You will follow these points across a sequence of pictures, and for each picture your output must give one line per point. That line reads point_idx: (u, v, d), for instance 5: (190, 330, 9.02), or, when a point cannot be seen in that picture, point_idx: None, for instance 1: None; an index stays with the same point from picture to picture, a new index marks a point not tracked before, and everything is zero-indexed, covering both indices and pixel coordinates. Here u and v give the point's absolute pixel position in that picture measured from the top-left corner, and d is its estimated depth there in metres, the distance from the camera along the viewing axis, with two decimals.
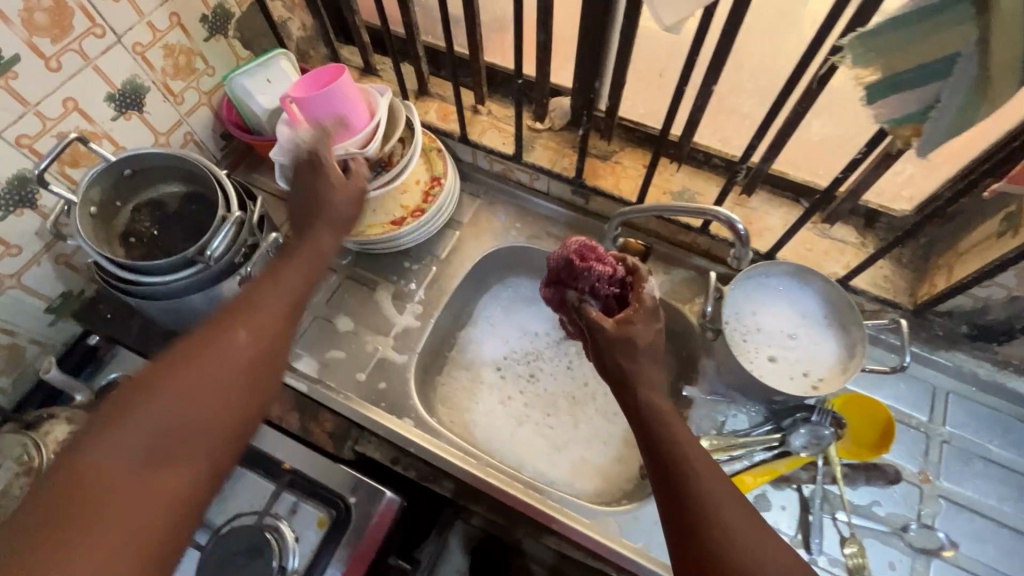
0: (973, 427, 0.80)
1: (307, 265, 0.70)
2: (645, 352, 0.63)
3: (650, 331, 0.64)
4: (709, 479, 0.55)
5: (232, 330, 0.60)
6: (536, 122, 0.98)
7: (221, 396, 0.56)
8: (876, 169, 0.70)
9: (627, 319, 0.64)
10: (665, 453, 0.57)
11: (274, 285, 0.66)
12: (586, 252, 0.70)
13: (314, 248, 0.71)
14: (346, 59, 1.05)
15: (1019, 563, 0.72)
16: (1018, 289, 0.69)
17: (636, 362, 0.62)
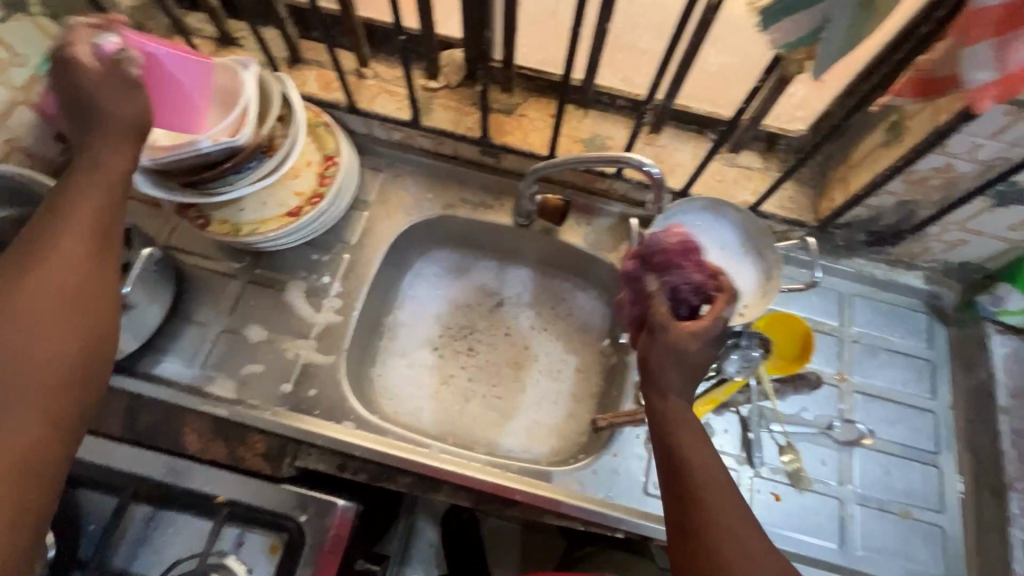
0: (877, 323, 0.87)
1: (84, 193, 0.50)
2: (691, 369, 0.55)
3: (701, 351, 0.56)
4: (713, 487, 0.51)
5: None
6: (430, 80, 0.90)
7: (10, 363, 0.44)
8: (775, 93, 0.70)
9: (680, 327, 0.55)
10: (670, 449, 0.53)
11: (40, 229, 0.48)
12: (688, 251, 0.64)
13: (89, 171, 0.51)
14: (196, 27, 0.90)
15: (923, 436, 0.81)
16: (905, 194, 0.75)
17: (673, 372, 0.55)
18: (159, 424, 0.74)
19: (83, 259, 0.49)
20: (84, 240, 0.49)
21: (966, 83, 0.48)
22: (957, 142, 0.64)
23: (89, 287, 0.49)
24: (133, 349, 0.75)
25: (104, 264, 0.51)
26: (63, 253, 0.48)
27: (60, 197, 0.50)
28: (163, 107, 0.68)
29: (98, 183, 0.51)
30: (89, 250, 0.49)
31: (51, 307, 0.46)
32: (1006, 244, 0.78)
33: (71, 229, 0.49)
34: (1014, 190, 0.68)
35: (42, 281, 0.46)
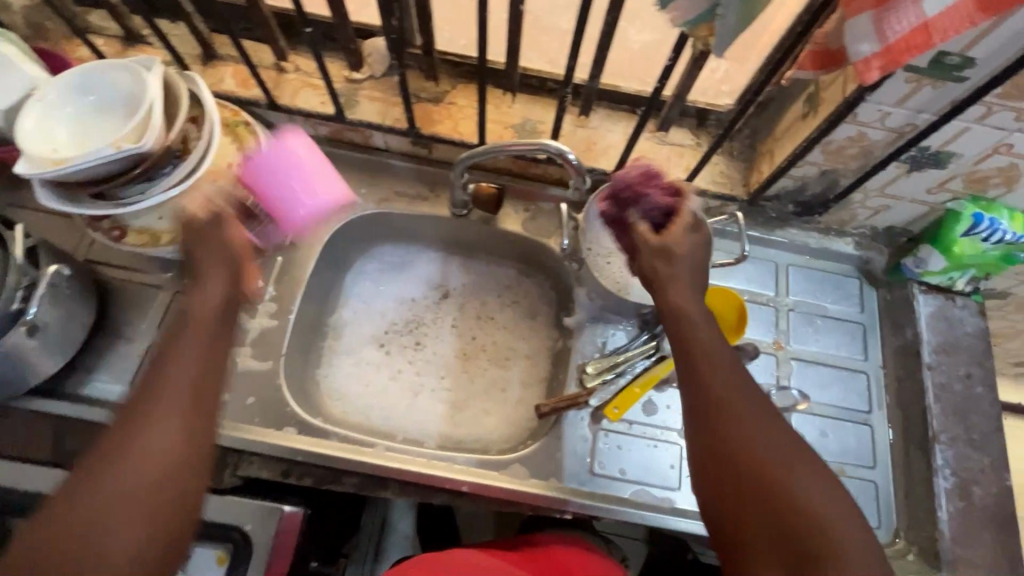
0: (811, 291, 0.89)
1: (186, 347, 0.55)
2: (690, 273, 0.64)
3: (694, 247, 0.65)
4: (745, 405, 0.56)
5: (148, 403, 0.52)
6: (353, 72, 0.87)
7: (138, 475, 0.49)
8: (692, 71, 0.70)
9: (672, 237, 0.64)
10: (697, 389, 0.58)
11: (148, 384, 0.53)
12: (650, 178, 0.68)
13: (199, 329, 0.57)
14: (99, 27, 0.85)
15: (857, 397, 0.84)
16: (825, 164, 0.76)
17: (673, 273, 0.63)
18: (88, 446, 0.72)
19: (183, 416, 0.52)
20: (192, 391, 0.53)
21: (851, 56, 0.50)
22: (865, 111, 0.65)
23: (191, 431, 0.52)
24: (55, 370, 0.72)
25: (207, 410, 0.54)
26: (165, 408, 0.52)
27: (169, 349, 0.55)
28: (265, 198, 0.81)
29: (200, 331, 0.56)
30: (185, 405, 0.53)
31: (159, 459, 0.50)
32: (926, 207, 0.80)
33: (177, 388, 0.53)
34: (925, 154, 0.69)
35: (148, 436, 0.50)
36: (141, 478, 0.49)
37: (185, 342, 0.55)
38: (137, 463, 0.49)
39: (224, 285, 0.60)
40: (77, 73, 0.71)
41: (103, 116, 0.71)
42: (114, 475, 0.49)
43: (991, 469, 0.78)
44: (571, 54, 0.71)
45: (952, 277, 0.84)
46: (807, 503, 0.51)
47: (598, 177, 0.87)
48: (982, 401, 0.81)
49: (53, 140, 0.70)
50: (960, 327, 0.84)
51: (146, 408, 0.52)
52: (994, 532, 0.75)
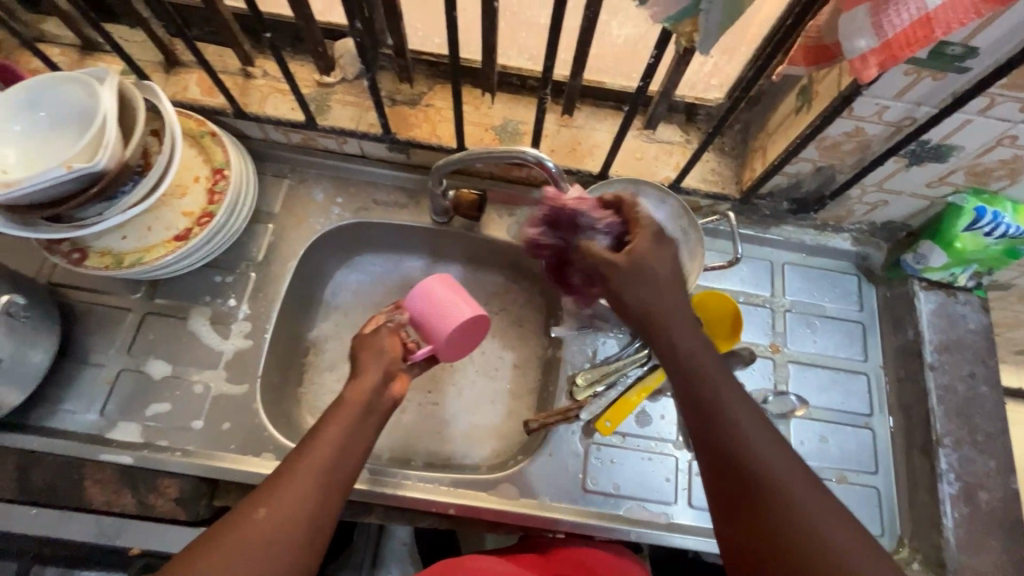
0: (808, 290, 0.86)
1: (333, 426, 0.56)
2: (669, 289, 0.59)
3: (661, 257, 0.59)
4: (775, 464, 0.51)
5: (295, 479, 0.53)
6: (323, 75, 0.83)
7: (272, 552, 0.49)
8: (679, 66, 0.66)
9: (643, 249, 0.59)
10: (718, 441, 0.53)
11: (295, 454, 0.55)
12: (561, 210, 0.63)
13: (346, 404, 0.58)
14: (53, 35, 0.81)
15: (857, 399, 0.81)
16: (820, 159, 0.72)
17: (647, 300, 0.58)
18: (54, 481, 0.69)
19: (315, 490, 0.53)
20: (328, 467, 0.54)
21: (848, 53, 0.45)
22: (861, 106, 0.62)
23: (319, 502, 0.53)
24: (18, 401, 0.69)
25: (340, 486, 0.54)
26: (304, 479, 0.53)
27: (321, 424, 0.57)
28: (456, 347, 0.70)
29: (349, 414, 0.58)
30: (320, 481, 0.53)
31: (287, 529, 0.50)
32: (926, 201, 0.76)
33: (317, 461, 0.54)
34: (925, 148, 0.66)
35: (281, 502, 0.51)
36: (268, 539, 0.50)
37: (335, 422, 0.57)
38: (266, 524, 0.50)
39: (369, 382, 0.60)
40: (24, 88, 0.66)
41: (55, 133, 0.67)
42: (245, 532, 0.50)
43: (997, 472, 0.75)
44: (550, 52, 0.66)
45: (954, 273, 0.81)
46: (820, 536, 0.49)
47: (584, 178, 0.83)
48: (987, 401, 0.78)
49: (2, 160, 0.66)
50: (962, 324, 0.81)
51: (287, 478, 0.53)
52: (1001, 538, 0.73)
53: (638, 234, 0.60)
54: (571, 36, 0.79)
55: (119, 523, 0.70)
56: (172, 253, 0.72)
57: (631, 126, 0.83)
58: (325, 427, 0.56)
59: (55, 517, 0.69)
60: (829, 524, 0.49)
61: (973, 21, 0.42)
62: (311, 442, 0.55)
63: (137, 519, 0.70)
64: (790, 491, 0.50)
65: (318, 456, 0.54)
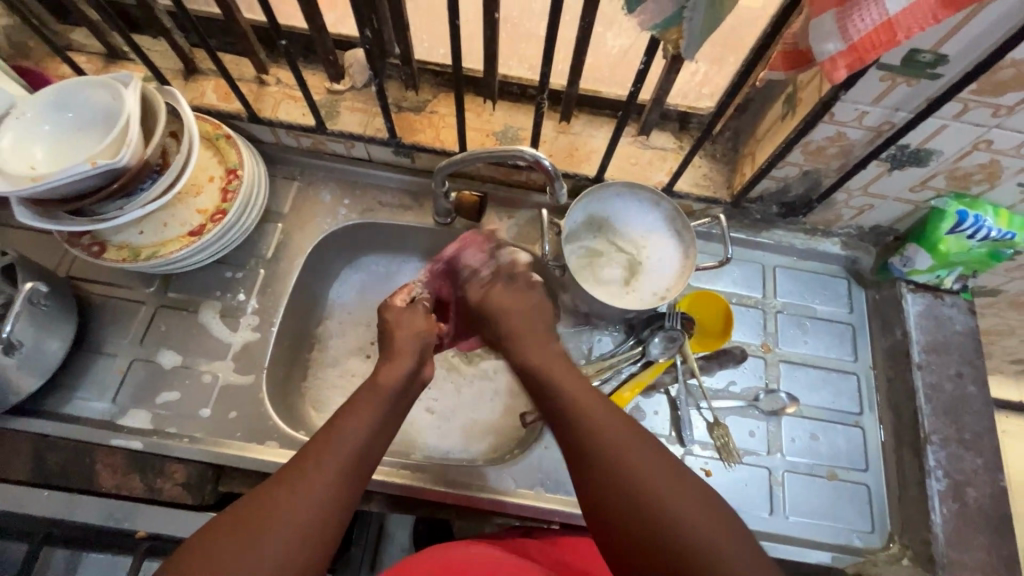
0: (798, 292, 0.88)
1: (366, 412, 0.59)
2: (523, 314, 0.69)
3: (535, 304, 0.70)
4: (615, 444, 0.57)
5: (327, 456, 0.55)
6: (333, 83, 0.87)
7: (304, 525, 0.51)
8: (669, 74, 0.70)
9: (495, 293, 0.71)
10: (580, 441, 0.58)
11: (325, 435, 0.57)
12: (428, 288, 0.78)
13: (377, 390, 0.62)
14: (81, 44, 0.86)
15: (847, 398, 0.83)
16: (806, 164, 0.76)
17: (511, 326, 0.68)
18: (67, 464, 0.71)
19: (347, 471, 0.55)
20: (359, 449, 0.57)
21: (817, 55, 0.50)
22: (842, 111, 0.65)
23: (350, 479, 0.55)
24: (35, 387, 0.72)
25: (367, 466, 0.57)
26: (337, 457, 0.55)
27: (352, 407, 0.59)
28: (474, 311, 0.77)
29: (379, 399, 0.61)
30: (353, 459, 0.56)
31: (322, 503, 0.53)
32: (910, 205, 0.79)
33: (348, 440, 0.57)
34: (905, 152, 0.69)
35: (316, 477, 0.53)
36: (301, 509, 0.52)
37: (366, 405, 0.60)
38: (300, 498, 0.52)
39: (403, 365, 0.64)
40: (56, 91, 0.71)
41: (82, 132, 0.71)
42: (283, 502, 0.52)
43: (984, 470, 0.76)
44: (547, 60, 0.70)
45: (940, 275, 0.83)
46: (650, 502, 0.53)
47: (581, 182, 0.87)
48: (974, 401, 0.80)
49: (32, 157, 0.70)
50: (950, 325, 0.83)
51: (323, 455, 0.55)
52: (989, 535, 0.74)
53: (496, 279, 0.73)
54: (568, 47, 0.83)
55: (128, 507, 0.71)
56: (186, 248, 0.76)
57: (627, 133, 0.87)
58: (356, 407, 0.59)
59: (66, 499, 0.71)
60: (662, 495, 0.54)
61: (931, 25, 0.46)
62: (342, 424, 0.57)
63: (145, 503, 0.72)
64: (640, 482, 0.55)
65: (348, 437, 0.56)
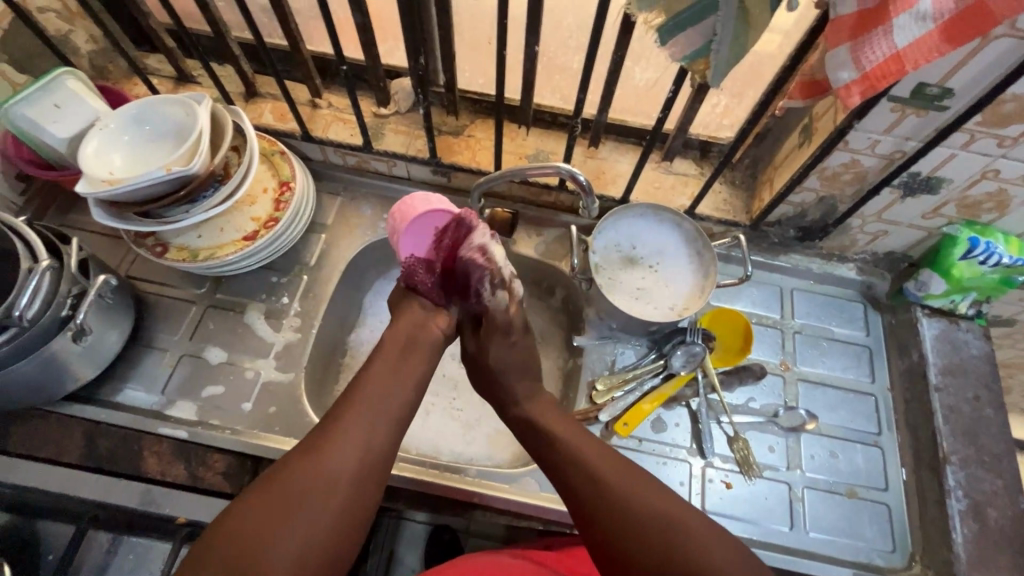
0: (815, 315, 0.91)
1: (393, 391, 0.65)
2: (520, 372, 0.74)
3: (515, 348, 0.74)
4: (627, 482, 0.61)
5: (367, 420, 0.62)
6: (380, 107, 0.95)
7: (342, 469, 0.57)
8: (694, 104, 0.76)
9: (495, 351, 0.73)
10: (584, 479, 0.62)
11: (328, 431, 0.60)
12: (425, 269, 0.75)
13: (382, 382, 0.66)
14: (154, 68, 0.95)
15: (866, 418, 0.85)
16: (822, 189, 0.80)
17: (512, 384, 0.72)
18: (117, 450, 0.75)
19: (377, 434, 0.61)
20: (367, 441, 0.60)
21: (834, 83, 0.56)
22: (856, 139, 0.70)
23: (359, 467, 0.58)
24: (92, 376, 0.77)
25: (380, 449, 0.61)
26: (345, 451, 0.59)
27: (354, 397, 0.63)
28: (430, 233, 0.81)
29: (381, 392, 0.65)
30: (369, 435, 0.61)
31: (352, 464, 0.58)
32: (923, 232, 0.83)
33: (352, 432, 0.60)
34: (916, 180, 0.74)
35: (354, 432, 0.60)
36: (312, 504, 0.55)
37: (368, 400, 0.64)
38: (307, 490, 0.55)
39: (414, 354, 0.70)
40: (138, 106, 0.79)
41: (156, 143, 0.79)
42: (292, 496, 0.55)
43: (1004, 491, 0.77)
44: (582, 90, 0.77)
45: (954, 300, 0.86)
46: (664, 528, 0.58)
47: (607, 203, 0.92)
48: (992, 423, 0.81)
49: (111, 163, 0.77)
50: (965, 349, 0.86)
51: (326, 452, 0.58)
52: (1012, 557, 0.74)
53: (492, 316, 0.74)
54: (599, 79, 0.90)
55: (168, 493, 0.75)
56: (240, 252, 0.81)
57: (651, 159, 0.93)
58: (359, 400, 0.63)
59: (110, 483, 0.75)
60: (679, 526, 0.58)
61: (936, 58, 0.51)
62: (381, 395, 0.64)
63: (185, 491, 0.76)
64: (628, 494, 0.60)
65: (384, 412, 0.63)
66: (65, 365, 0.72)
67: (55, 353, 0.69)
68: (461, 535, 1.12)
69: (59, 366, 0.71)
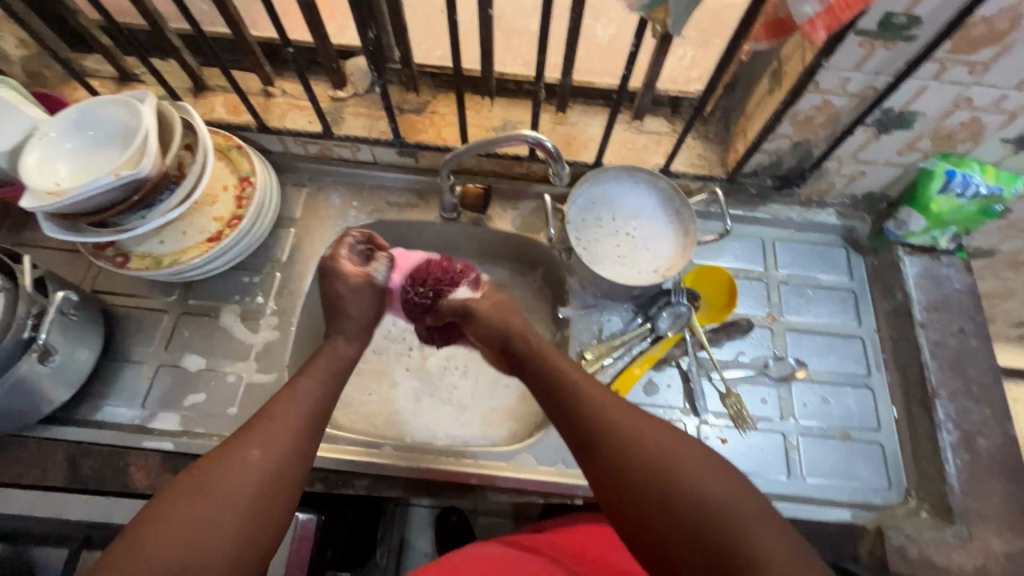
0: (798, 263, 0.90)
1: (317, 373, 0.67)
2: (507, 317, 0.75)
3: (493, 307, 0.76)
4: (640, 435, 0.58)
5: (281, 411, 0.61)
6: (337, 91, 0.91)
7: (279, 450, 0.58)
8: (659, 56, 0.73)
9: (483, 312, 0.75)
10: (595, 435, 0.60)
11: (260, 428, 0.59)
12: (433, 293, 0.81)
13: (310, 380, 0.66)
14: (94, 69, 0.90)
15: (855, 361, 0.85)
16: (796, 135, 0.79)
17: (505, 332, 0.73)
18: (102, 469, 0.73)
19: (311, 420, 0.63)
20: (293, 447, 0.59)
21: (799, 19, 0.54)
22: (826, 79, 0.69)
23: (294, 465, 0.59)
24: (67, 397, 0.74)
25: (309, 454, 0.61)
26: (276, 440, 0.59)
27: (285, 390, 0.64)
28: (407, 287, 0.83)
29: (317, 389, 0.65)
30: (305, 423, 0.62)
31: (286, 445, 0.59)
32: (900, 169, 0.82)
33: (284, 425, 0.60)
34: (889, 116, 0.72)
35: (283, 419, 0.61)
36: (228, 515, 0.53)
37: (296, 404, 0.62)
38: (225, 505, 0.53)
39: None
40: (78, 111, 0.74)
41: (102, 149, 0.74)
42: (222, 491, 0.54)
43: (993, 419, 0.78)
44: (542, 54, 0.73)
45: (934, 236, 0.85)
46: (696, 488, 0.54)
47: (580, 169, 0.90)
48: (978, 353, 0.82)
49: (56, 174, 0.73)
50: (948, 284, 0.86)
51: (237, 467, 0.56)
52: (1002, 482, 0.75)
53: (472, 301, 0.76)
54: (559, 41, 0.87)
55: None
56: (205, 254, 0.78)
57: (621, 120, 0.90)
58: (296, 394, 0.64)
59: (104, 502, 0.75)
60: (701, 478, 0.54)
61: None
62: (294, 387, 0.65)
63: None
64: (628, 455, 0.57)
65: (305, 397, 0.64)
66: (34, 388, 0.69)
67: (21, 377, 0.66)
68: (470, 515, 1.13)
69: (28, 390, 0.68)
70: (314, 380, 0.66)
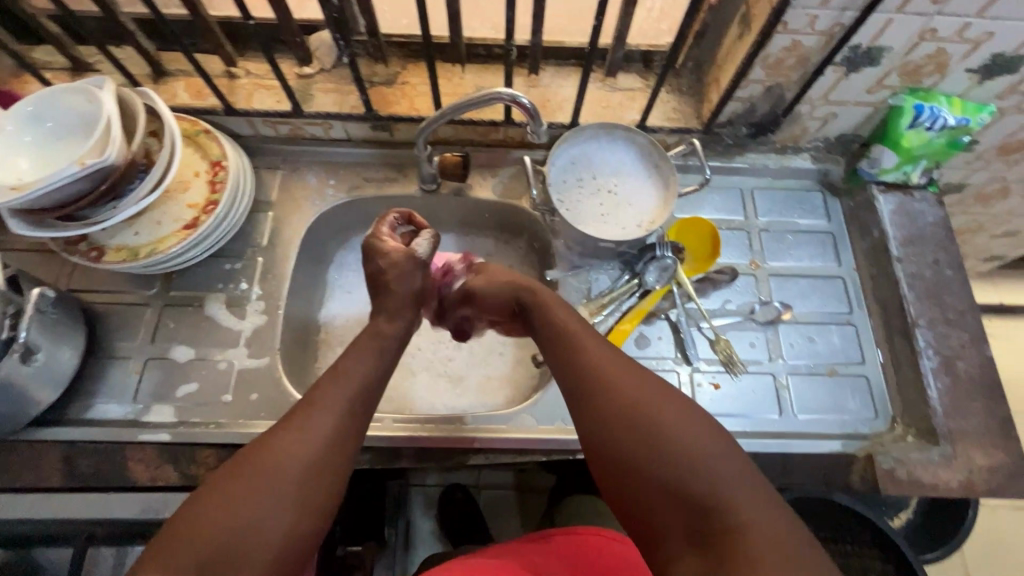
0: (777, 209, 0.92)
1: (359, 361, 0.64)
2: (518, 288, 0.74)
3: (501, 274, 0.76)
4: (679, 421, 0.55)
5: (320, 402, 0.58)
6: (303, 67, 0.88)
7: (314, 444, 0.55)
8: (628, 7, 0.73)
9: (492, 282, 0.76)
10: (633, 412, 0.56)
11: (300, 418, 0.57)
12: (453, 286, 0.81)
13: (351, 367, 0.63)
14: (45, 61, 0.87)
15: (836, 300, 0.87)
16: (768, 79, 0.79)
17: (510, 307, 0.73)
18: (99, 466, 0.72)
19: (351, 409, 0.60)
20: (330, 440, 0.56)
21: None
22: (794, 18, 0.69)
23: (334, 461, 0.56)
24: (55, 398, 0.73)
25: (348, 447, 0.58)
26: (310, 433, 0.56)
27: (328, 384, 0.61)
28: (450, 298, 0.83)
29: (358, 374, 0.63)
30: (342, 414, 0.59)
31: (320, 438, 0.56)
32: (870, 108, 0.83)
33: (322, 414, 0.58)
34: (858, 53, 0.73)
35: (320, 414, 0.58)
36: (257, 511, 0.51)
37: (327, 394, 0.59)
38: (256, 503, 0.51)
39: (403, 322, 0.71)
40: (32, 102, 0.71)
41: (63, 140, 0.72)
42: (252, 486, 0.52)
43: (970, 343, 0.81)
44: (510, 12, 0.72)
45: (906, 171, 0.87)
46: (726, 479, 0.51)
47: (557, 131, 0.90)
48: (953, 282, 0.84)
49: (18, 169, 0.70)
50: (921, 219, 0.88)
51: (266, 466, 0.53)
52: (981, 401, 0.79)
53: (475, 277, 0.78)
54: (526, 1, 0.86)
55: (164, 497, 0.74)
56: (182, 242, 0.76)
57: (594, 79, 0.90)
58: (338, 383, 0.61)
59: (104, 498, 0.74)
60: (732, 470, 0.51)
61: None
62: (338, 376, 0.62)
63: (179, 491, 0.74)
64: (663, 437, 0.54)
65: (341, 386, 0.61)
66: (18, 390, 0.67)
67: (4, 379, 0.65)
68: (472, 490, 1.15)
69: (12, 392, 0.67)
70: (358, 368, 0.63)
